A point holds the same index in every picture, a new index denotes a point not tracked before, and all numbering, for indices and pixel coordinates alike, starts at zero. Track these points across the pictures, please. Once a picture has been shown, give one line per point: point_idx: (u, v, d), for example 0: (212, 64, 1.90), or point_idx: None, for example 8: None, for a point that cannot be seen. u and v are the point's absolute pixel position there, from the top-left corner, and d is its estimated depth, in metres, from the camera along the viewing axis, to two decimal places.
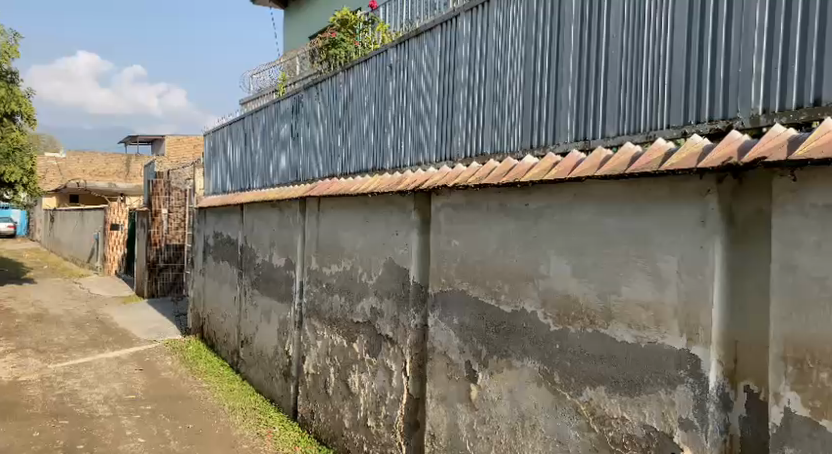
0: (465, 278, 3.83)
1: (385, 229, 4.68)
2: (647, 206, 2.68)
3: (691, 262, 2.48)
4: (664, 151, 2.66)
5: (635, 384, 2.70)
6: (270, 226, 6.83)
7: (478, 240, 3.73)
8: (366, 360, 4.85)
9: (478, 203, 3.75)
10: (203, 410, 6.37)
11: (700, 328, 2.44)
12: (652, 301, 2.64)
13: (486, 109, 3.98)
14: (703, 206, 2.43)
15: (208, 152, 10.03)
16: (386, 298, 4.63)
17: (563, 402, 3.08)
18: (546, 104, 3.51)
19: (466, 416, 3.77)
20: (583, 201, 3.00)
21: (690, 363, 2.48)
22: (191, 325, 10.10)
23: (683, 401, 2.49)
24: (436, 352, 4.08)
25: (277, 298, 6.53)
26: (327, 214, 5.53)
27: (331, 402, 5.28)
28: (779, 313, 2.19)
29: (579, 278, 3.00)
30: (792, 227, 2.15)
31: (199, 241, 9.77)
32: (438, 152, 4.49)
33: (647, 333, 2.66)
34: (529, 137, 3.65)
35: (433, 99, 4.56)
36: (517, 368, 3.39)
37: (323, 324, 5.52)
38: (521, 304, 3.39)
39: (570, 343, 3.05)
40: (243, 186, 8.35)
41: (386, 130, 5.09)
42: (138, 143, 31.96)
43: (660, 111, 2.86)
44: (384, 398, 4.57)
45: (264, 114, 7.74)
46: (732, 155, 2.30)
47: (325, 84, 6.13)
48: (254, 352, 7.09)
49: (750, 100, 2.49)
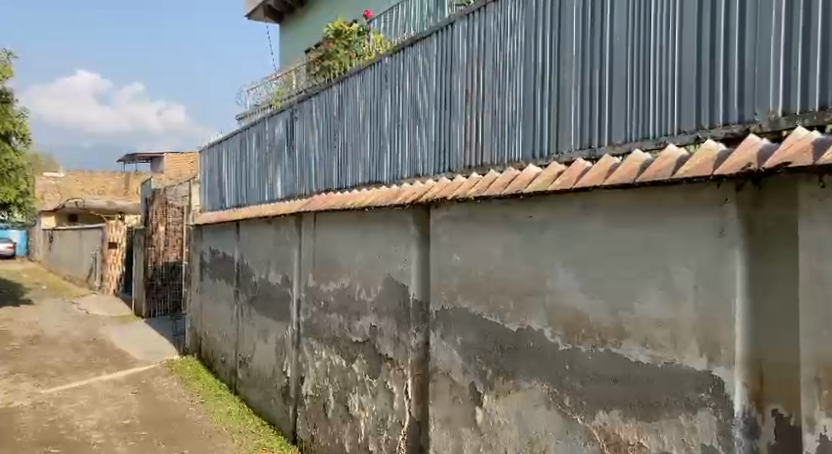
0: (467, 295, 3.65)
1: (384, 244, 4.50)
2: (660, 216, 2.51)
3: (709, 276, 2.30)
4: (674, 159, 2.49)
5: (651, 408, 2.52)
6: (266, 243, 6.68)
7: (481, 254, 3.56)
8: (366, 380, 4.66)
9: (479, 216, 3.57)
10: (199, 434, 6.18)
11: (722, 347, 2.25)
12: (667, 318, 2.47)
13: (486, 117, 3.82)
14: (721, 215, 2.26)
15: (204, 167, 9.89)
16: (385, 316, 4.45)
17: (574, 426, 2.90)
18: (549, 110, 3.34)
19: (471, 440, 3.58)
20: (592, 211, 2.82)
21: (712, 386, 2.29)
22: (189, 346, 9.92)
23: (706, 427, 2.30)
24: (438, 372, 3.89)
25: (274, 317, 6.35)
26: (324, 229, 5.37)
27: (331, 425, 5.09)
28: (810, 330, 1.99)
29: (589, 294, 2.83)
30: (820, 236, 1.96)
31: (196, 259, 9.63)
32: (436, 163, 4.32)
33: (664, 353, 2.48)
34: (531, 146, 3.49)
35: (430, 109, 4.40)
36: (524, 390, 3.21)
37: (321, 344, 5.34)
38: (526, 322, 3.21)
39: (580, 363, 2.87)
40: (239, 202, 8.19)
41: (383, 141, 4.93)
42: (137, 161, 31.92)
43: (669, 115, 2.69)
44: (386, 421, 4.38)
45: (259, 127, 7.60)
46: (750, 161, 2.14)
47: (320, 96, 5.99)
48: (252, 372, 6.91)
49: (768, 101, 2.31)
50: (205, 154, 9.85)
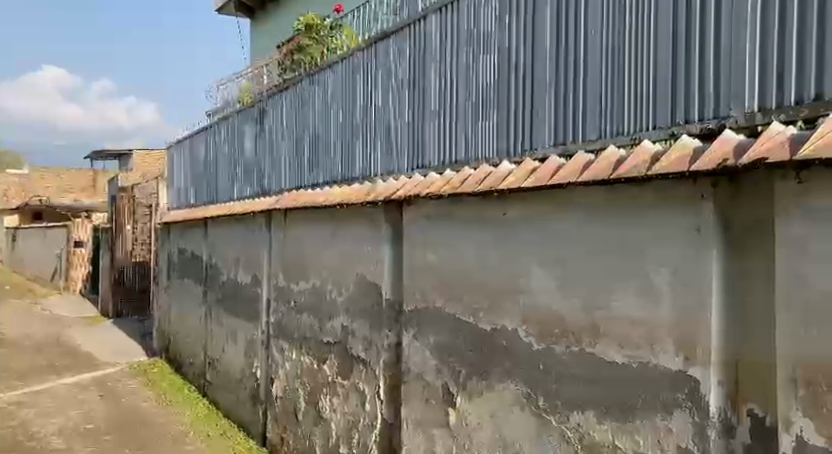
0: (441, 294, 3.59)
1: (355, 243, 4.41)
2: (635, 213, 2.46)
3: (686, 275, 2.26)
4: (650, 155, 2.46)
5: (626, 409, 2.48)
6: (235, 242, 6.53)
7: (454, 253, 3.49)
8: (337, 382, 4.57)
9: (453, 214, 3.51)
10: (166, 438, 6.02)
11: (698, 347, 2.22)
12: (643, 318, 2.42)
13: (459, 113, 3.75)
14: (698, 213, 2.22)
15: (172, 164, 9.68)
16: (357, 316, 4.36)
17: (549, 428, 2.85)
18: (523, 106, 3.29)
19: (443, 442, 3.51)
20: (567, 209, 2.77)
21: (687, 386, 2.26)
22: (156, 347, 9.70)
23: (681, 428, 2.27)
24: (411, 374, 3.82)
25: (243, 317, 6.21)
26: (294, 227, 5.25)
27: (301, 428, 4.98)
28: (787, 329, 1.95)
29: (564, 293, 2.78)
30: (798, 235, 1.92)
31: (163, 258, 9.42)
32: (409, 160, 4.24)
33: (639, 353, 2.44)
34: (505, 143, 3.42)
35: (402, 106, 4.32)
36: (498, 391, 3.16)
37: (291, 345, 5.23)
38: (500, 322, 3.15)
39: (555, 364, 2.82)
40: (208, 199, 8.02)
41: (355, 137, 4.84)
42: (104, 158, 31.24)
43: (644, 111, 2.65)
44: (357, 423, 4.29)
45: (228, 124, 7.45)
46: (727, 157, 2.10)
47: (290, 91, 5.87)
48: (221, 373, 6.76)
49: (744, 96, 2.27)
50: (173, 151, 9.64)
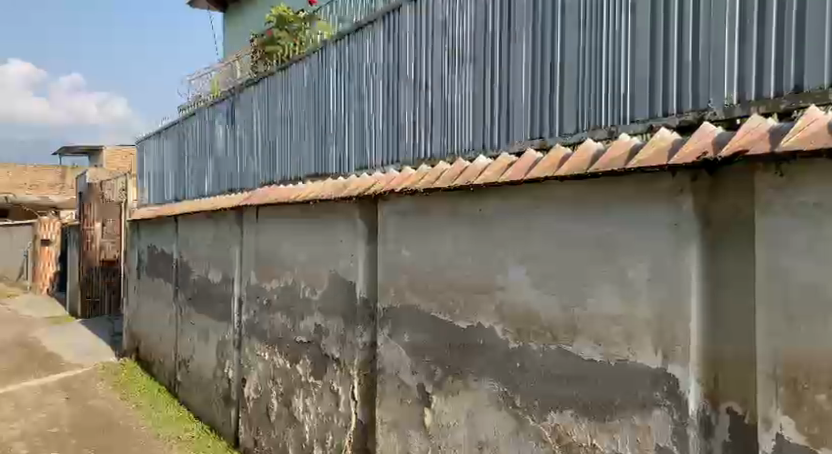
0: (416, 292, 3.51)
1: (328, 240, 4.31)
2: (613, 207, 2.41)
3: (665, 270, 2.22)
4: (628, 148, 2.41)
5: (605, 408, 2.43)
6: (206, 240, 6.38)
7: (429, 249, 3.42)
8: (310, 382, 4.47)
9: (428, 210, 3.43)
10: (134, 441, 5.86)
11: (678, 344, 2.17)
12: (622, 314, 2.38)
13: (434, 106, 3.67)
14: (676, 207, 2.17)
15: (141, 160, 9.46)
16: (330, 315, 4.26)
17: (526, 427, 2.79)
18: (499, 99, 3.22)
19: (419, 442, 3.44)
20: (544, 204, 2.71)
21: (666, 384, 2.21)
22: (125, 347, 9.48)
23: (660, 428, 2.22)
24: (385, 373, 3.73)
25: (215, 317, 6.07)
26: (266, 224, 5.13)
27: (274, 429, 4.87)
28: (767, 326, 1.91)
29: (541, 290, 2.73)
30: (779, 229, 1.88)
31: (133, 256, 9.19)
32: (383, 154, 4.15)
33: (617, 351, 2.39)
34: (481, 138, 3.35)
35: (376, 99, 4.23)
36: (474, 390, 3.09)
37: (264, 345, 5.11)
38: (476, 320, 3.09)
39: (532, 361, 2.76)
40: (178, 196, 7.83)
41: (328, 132, 4.73)
42: (73, 155, 30.58)
43: (622, 104, 2.59)
44: (331, 424, 4.19)
45: (199, 118, 7.28)
46: (706, 150, 2.06)
47: (262, 84, 5.74)
48: (192, 374, 6.61)
49: (722, 88, 2.21)
50: (142, 146, 9.41)
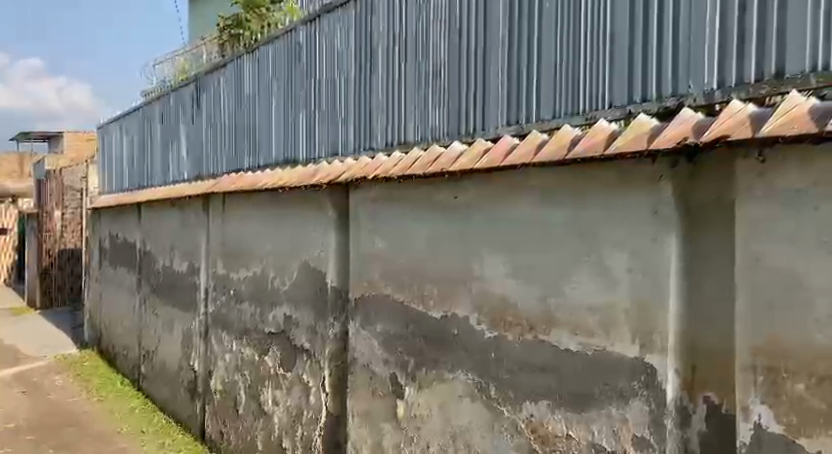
0: (388, 281, 3.44)
1: (298, 228, 4.21)
2: (592, 194, 2.37)
3: (644, 259, 2.18)
4: (607, 134, 2.37)
5: (582, 399, 2.40)
6: (170, 228, 6.21)
7: (403, 237, 3.34)
8: (279, 374, 4.37)
9: (401, 198, 3.36)
10: (95, 436, 5.69)
11: (655, 334, 2.14)
12: (599, 304, 2.34)
13: (409, 90, 3.59)
14: (657, 195, 2.14)
15: (103, 147, 9.18)
16: (300, 305, 4.16)
17: (501, 419, 2.75)
18: (475, 83, 3.15)
19: (391, 435, 3.38)
20: (521, 192, 2.67)
21: (644, 374, 2.18)
22: (87, 339, 9.22)
23: (637, 418, 2.20)
24: (357, 364, 3.66)
25: (180, 307, 5.91)
26: (233, 212, 5.00)
27: (242, 422, 4.77)
28: (747, 314, 1.88)
29: (518, 279, 2.68)
30: (760, 216, 1.85)
31: (94, 245, 8.93)
32: (356, 140, 4.05)
33: (594, 341, 2.36)
34: (456, 124, 3.28)
35: (347, 84, 4.13)
36: (448, 381, 3.04)
37: (231, 336, 4.98)
38: (451, 310, 3.03)
39: (507, 352, 2.72)
40: (141, 183, 7.61)
41: (298, 116, 4.61)
42: (31, 141, 29.65)
43: (601, 89, 2.54)
44: (301, 416, 4.10)
45: (163, 103, 7.07)
46: (687, 136, 2.03)
47: (229, 67, 5.59)
48: (156, 366, 6.45)
49: (703, 73, 2.17)
50: (104, 131, 9.13)
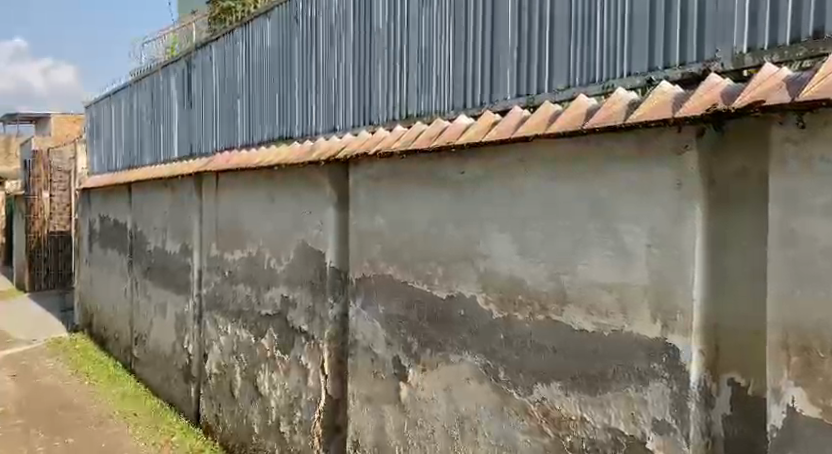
0: (390, 261, 3.31)
1: (294, 207, 4.07)
2: (610, 167, 2.24)
3: (665, 235, 2.06)
4: (626, 103, 2.24)
5: (597, 381, 2.30)
6: (162, 208, 6.05)
7: (405, 215, 3.22)
8: (276, 357, 4.25)
9: (403, 174, 3.23)
10: (87, 421, 5.58)
11: (677, 313, 2.03)
12: (616, 282, 2.23)
13: (411, 61, 3.45)
14: (681, 166, 2.02)
15: (92, 126, 8.97)
16: (298, 286, 4.04)
17: (510, 402, 2.65)
18: (483, 53, 3.02)
19: (393, 419, 3.27)
20: (531, 166, 2.54)
21: (665, 355, 2.08)
22: (78, 323, 9.07)
23: (657, 400, 2.10)
24: (357, 346, 3.55)
25: (172, 289, 5.78)
26: (226, 191, 4.85)
27: (238, 406, 4.66)
28: (779, 292, 1.77)
29: (528, 258, 2.56)
30: (795, 187, 1.73)
31: (84, 227, 8.76)
32: (354, 115, 3.90)
33: (611, 321, 2.25)
34: (462, 96, 3.14)
35: (346, 56, 3.97)
36: (454, 363, 2.94)
37: (226, 318, 4.86)
38: (457, 290, 2.92)
39: (517, 333, 2.61)
40: (131, 163, 7.43)
41: (294, 91, 4.45)
42: (18, 123, 29.15)
43: (618, 56, 2.42)
44: (299, 400, 4.00)
45: (153, 80, 6.88)
46: (715, 103, 1.90)
47: (221, 41, 5.41)
48: (149, 350, 6.33)
49: (731, 37, 2.05)
50: (92, 110, 8.92)
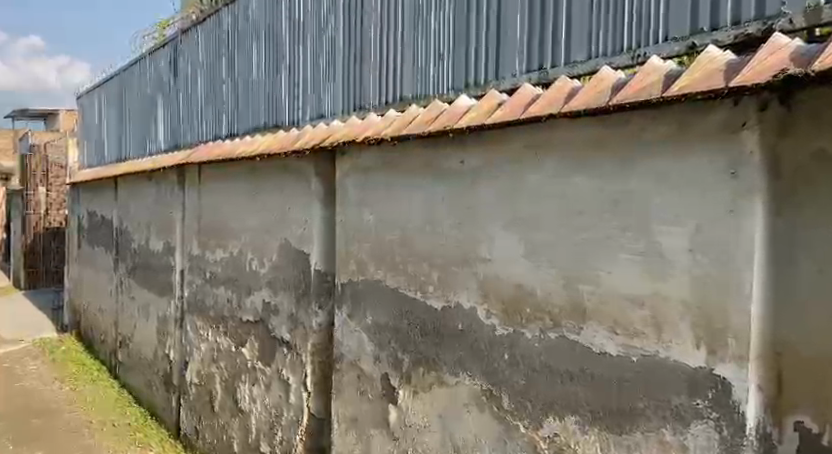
0: (379, 264, 2.89)
1: (278, 202, 3.66)
2: (641, 152, 1.80)
3: (713, 237, 1.62)
4: (662, 73, 1.79)
5: (623, 417, 1.86)
6: (147, 203, 5.67)
7: (397, 212, 2.79)
8: (257, 368, 3.84)
9: (395, 164, 2.80)
10: (61, 430, 5.20)
11: (729, 336, 1.59)
12: (647, 295, 1.79)
13: (407, 35, 3.03)
14: (736, 150, 1.57)
15: (83, 119, 8.64)
16: (281, 290, 3.63)
17: (515, 435, 2.22)
18: (488, 21, 2.59)
19: (381, 446, 2.85)
20: (543, 153, 2.11)
21: (712, 389, 1.63)
22: (67, 323, 8.71)
23: (700, 446, 1.66)
24: (343, 361, 3.13)
25: (156, 290, 5.39)
26: (209, 185, 4.45)
27: (217, 419, 4.25)
28: None
29: (538, 263, 2.13)
30: None
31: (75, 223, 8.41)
32: (345, 99, 3.48)
33: (640, 343, 1.81)
34: (463, 74, 2.71)
35: (335, 31, 3.55)
36: (450, 385, 2.51)
37: (207, 324, 4.46)
38: (454, 299, 2.49)
39: (524, 353, 2.18)
40: (119, 156, 7.06)
41: (281, 74, 4.05)
42: (25, 119, 28.99)
43: (652, 18, 1.98)
44: (280, 417, 3.58)
45: (141, 68, 6.51)
46: (785, 66, 1.45)
47: (207, 23, 5.02)
48: (133, 354, 5.94)
49: None
50: (84, 102, 8.57)
